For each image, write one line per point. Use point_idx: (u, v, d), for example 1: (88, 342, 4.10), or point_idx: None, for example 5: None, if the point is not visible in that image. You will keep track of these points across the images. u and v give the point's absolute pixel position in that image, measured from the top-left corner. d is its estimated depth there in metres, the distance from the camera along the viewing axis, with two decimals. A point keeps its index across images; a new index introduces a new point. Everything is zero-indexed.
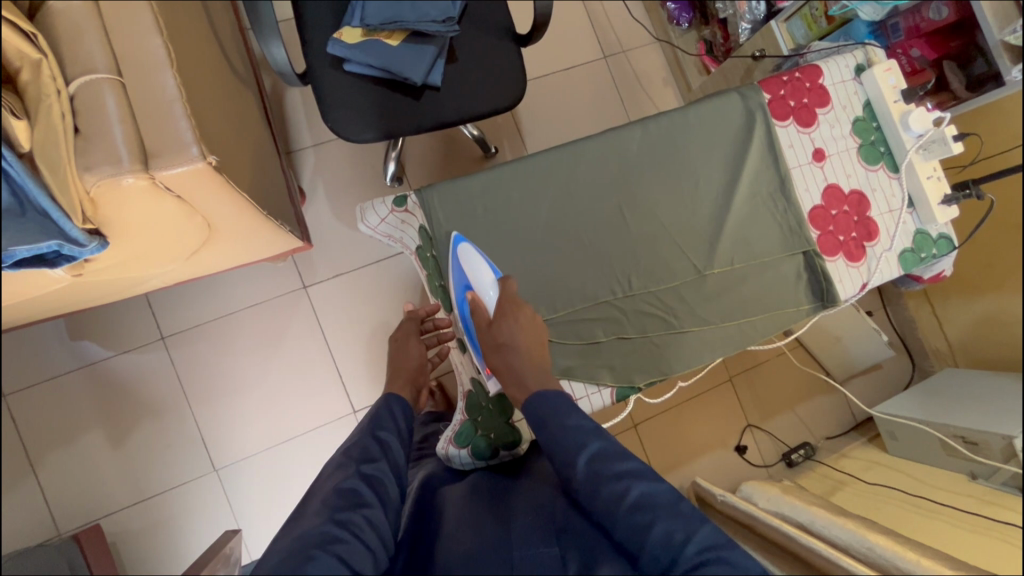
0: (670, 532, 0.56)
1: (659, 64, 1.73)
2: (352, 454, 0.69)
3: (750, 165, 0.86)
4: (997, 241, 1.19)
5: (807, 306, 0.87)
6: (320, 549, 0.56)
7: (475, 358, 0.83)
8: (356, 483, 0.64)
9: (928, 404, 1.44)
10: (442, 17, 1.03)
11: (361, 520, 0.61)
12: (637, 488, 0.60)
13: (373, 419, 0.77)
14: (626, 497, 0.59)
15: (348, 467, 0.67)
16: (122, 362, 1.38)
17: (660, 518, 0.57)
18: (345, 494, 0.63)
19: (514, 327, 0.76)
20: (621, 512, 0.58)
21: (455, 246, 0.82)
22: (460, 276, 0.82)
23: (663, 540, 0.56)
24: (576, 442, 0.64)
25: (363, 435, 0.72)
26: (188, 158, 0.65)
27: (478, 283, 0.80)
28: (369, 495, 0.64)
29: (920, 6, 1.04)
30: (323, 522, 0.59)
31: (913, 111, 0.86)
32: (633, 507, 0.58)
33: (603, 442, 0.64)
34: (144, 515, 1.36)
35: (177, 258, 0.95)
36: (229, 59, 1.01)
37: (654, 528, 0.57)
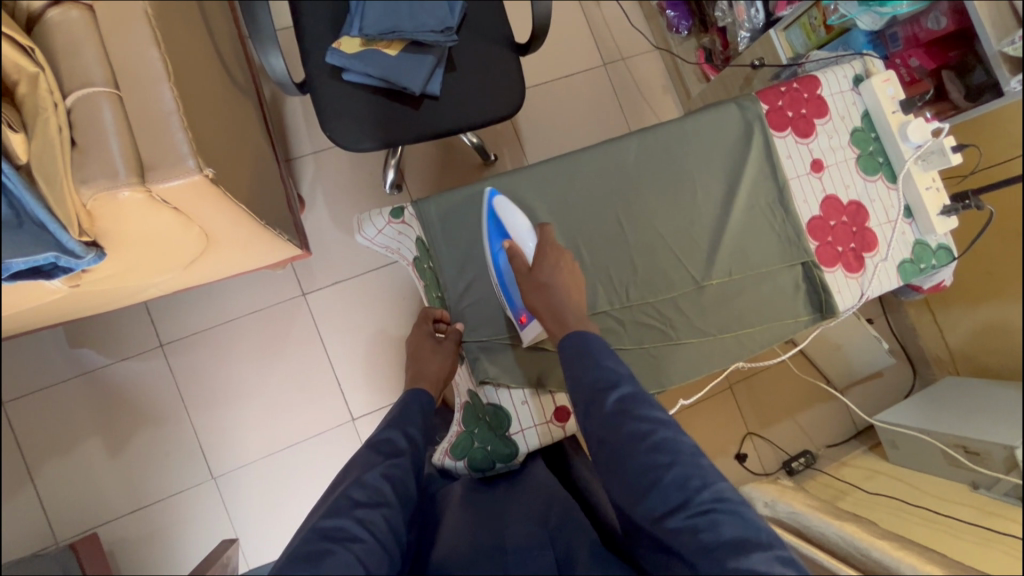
0: (687, 476, 0.57)
1: (658, 72, 1.74)
2: (379, 448, 0.68)
3: (751, 175, 0.86)
4: (999, 250, 1.19)
5: (806, 317, 0.86)
6: (336, 546, 0.56)
7: (507, 304, 0.82)
8: (379, 480, 0.64)
9: (930, 411, 1.44)
10: (440, 27, 1.02)
11: (379, 519, 0.60)
12: (661, 432, 0.61)
13: (399, 412, 0.75)
14: (648, 437, 0.60)
15: (372, 461, 0.66)
16: (121, 370, 1.38)
17: (678, 462, 0.58)
18: (367, 488, 0.62)
19: (552, 268, 0.78)
20: (639, 450, 0.60)
21: (490, 199, 0.82)
22: (493, 227, 0.82)
23: (677, 482, 0.57)
24: (611, 378, 0.66)
25: (388, 428, 0.71)
26: (184, 170, 0.65)
27: (515, 231, 0.80)
28: (389, 493, 0.63)
29: (918, 16, 1.04)
30: (343, 515, 0.59)
31: (912, 121, 0.86)
32: (653, 448, 0.59)
33: (633, 387, 0.66)
34: (142, 523, 1.36)
35: (176, 267, 0.96)
36: (229, 70, 1.02)
37: (672, 469, 0.58)
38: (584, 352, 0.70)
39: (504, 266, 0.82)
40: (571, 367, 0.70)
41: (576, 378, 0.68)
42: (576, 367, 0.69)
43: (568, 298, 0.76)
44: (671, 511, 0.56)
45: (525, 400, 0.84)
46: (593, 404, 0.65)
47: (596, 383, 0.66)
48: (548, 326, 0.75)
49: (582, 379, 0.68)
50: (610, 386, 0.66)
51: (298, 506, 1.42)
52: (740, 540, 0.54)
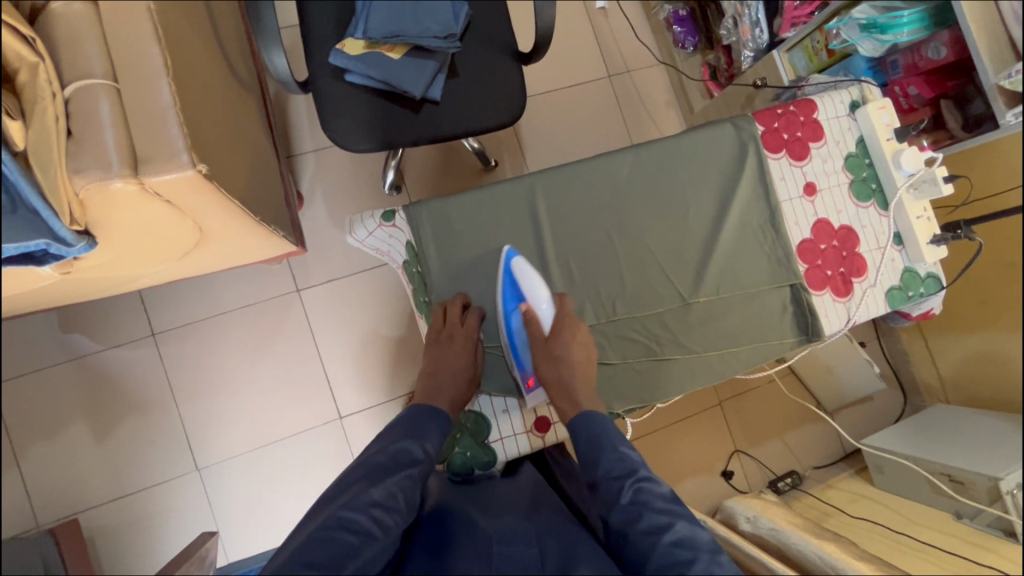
0: (711, 573, 0.60)
1: (663, 86, 1.75)
2: (402, 454, 0.72)
3: (742, 197, 0.86)
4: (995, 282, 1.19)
5: (791, 339, 0.86)
6: (350, 536, 0.62)
7: (515, 367, 0.83)
8: (398, 491, 0.68)
9: (916, 438, 1.44)
10: (444, 33, 1.03)
11: (389, 522, 0.65)
12: (680, 528, 0.65)
13: (422, 421, 0.77)
14: (668, 530, 0.64)
15: (394, 470, 0.70)
16: (112, 356, 1.38)
17: (699, 558, 0.61)
18: (387, 494, 0.67)
19: (567, 339, 0.80)
20: (660, 542, 0.63)
21: (508, 259, 0.82)
22: (507, 289, 0.83)
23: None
24: (626, 468, 0.71)
25: (414, 441, 0.74)
26: (177, 164, 0.65)
27: (531, 297, 0.82)
28: (401, 502, 0.68)
29: (919, 44, 1.05)
30: (359, 512, 0.64)
31: (906, 150, 0.86)
32: (674, 542, 0.63)
33: (651, 478, 0.70)
34: (125, 511, 1.36)
35: (170, 258, 0.96)
36: (233, 66, 1.03)
37: (694, 564, 0.61)
38: (600, 438, 0.73)
39: (516, 330, 0.85)
40: (583, 455, 0.74)
41: (592, 470, 0.72)
42: (590, 453, 0.73)
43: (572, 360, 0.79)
44: None
45: (506, 409, 0.83)
46: (613, 495, 0.69)
47: (612, 472, 0.71)
48: (558, 402, 0.78)
49: (596, 465, 0.72)
50: (626, 474, 0.70)
51: (282, 501, 1.42)
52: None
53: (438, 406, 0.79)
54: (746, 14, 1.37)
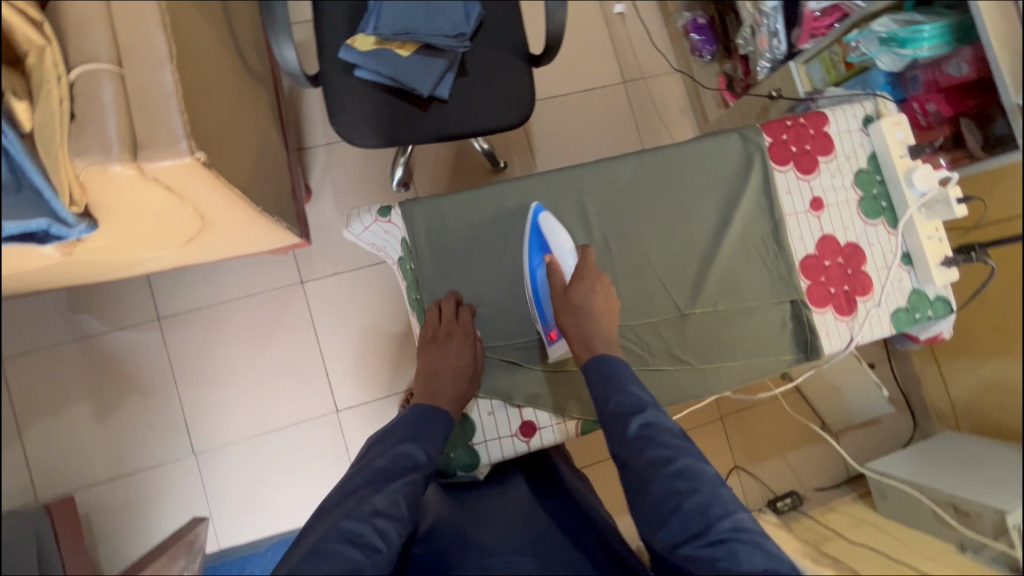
0: (709, 504, 0.62)
1: (678, 94, 1.73)
2: (400, 460, 0.71)
3: (746, 209, 0.84)
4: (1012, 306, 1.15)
5: (790, 356, 0.84)
6: (355, 549, 0.61)
7: (538, 320, 0.82)
8: (400, 498, 0.67)
9: (923, 466, 1.40)
10: (454, 32, 1.03)
11: (393, 531, 0.65)
12: (683, 460, 0.66)
13: (423, 426, 0.75)
14: (670, 464, 0.65)
15: (394, 476, 0.69)
16: (117, 338, 1.41)
17: (701, 490, 0.63)
18: (389, 503, 0.66)
19: (588, 291, 0.79)
20: (661, 475, 0.65)
21: (536, 214, 0.82)
22: (534, 239, 0.83)
23: (698, 509, 0.62)
24: (634, 403, 0.71)
25: (412, 444, 0.72)
26: (176, 151, 0.66)
27: (557, 247, 0.82)
28: (405, 509, 0.67)
29: (940, 60, 1.02)
30: (364, 523, 0.63)
31: (919, 168, 0.84)
32: (676, 475, 0.64)
33: (657, 412, 0.71)
34: (122, 491, 1.38)
35: (174, 244, 0.98)
36: (245, 58, 1.04)
37: (695, 495, 0.63)
38: (610, 377, 0.73)
39: (539, 280, 0.83)
40: (595, 391, 0.75)
41: (600, 404, 0.73)
42: (601, 390, 0.74)
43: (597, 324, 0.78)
44: (689, 538, 0.61)
45: (492, 411, 0.82)
46: (619, 428, 0.70)
47: (620, 408, 0.71)
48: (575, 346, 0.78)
49: (605, 403, 0.73)
50: (634, 410, 0.70)
51: (275, 491, 1.43)
52: (763, 570, 0.58)
53: (438, 405, 0.78)
54: (764, 23, 1.33)
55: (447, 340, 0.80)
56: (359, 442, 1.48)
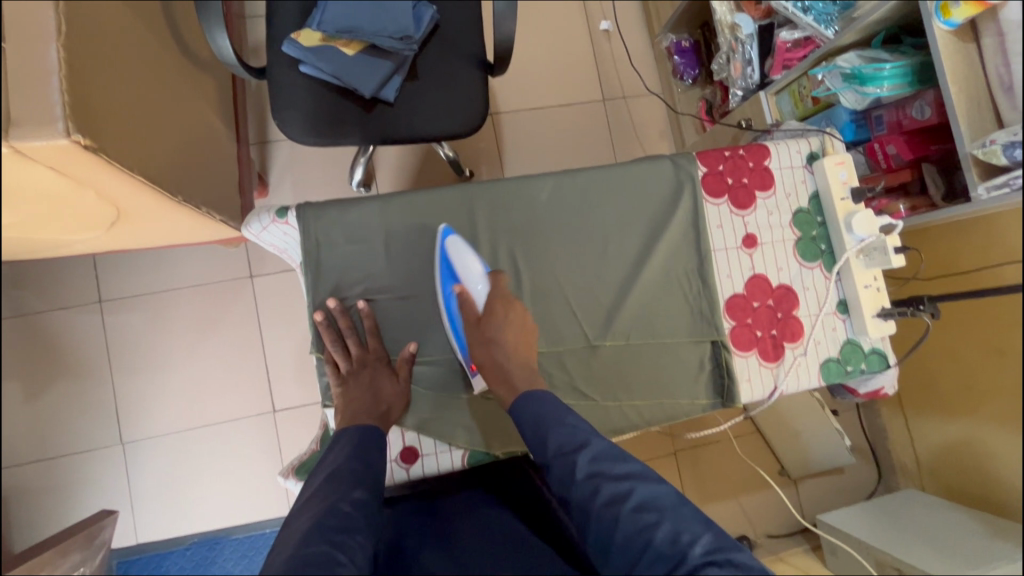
0: (677, 532, 0.54)
1: (658, 116, 1.69)
2: (335, 476, 0.64)
3: (670, 240, 0.81)
4: (1002, 374, 1.08)
5: (705, 402, 0.80)
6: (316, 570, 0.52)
7: (458, 351, 0.76)
8: (350, 509, 0.60)
9: (877, 523, 1.33)
10: (400, 34, 1.00)
11: (354, 543, 0.57)
12: (640, 489, 0.58)
13: (360, 437, 0.69)
14: (628, 497, 0.57)
15: (339, 490, 0.62)
16: (56, 318, 1.39)
17: (665, 517, 0.55)
18: (338, 515, 0.59)
19: (502, 323, 0.74)
20: (622, 512, 0.56)
21: (442, 238, 0.77)
22: (444, 270, 0.77)
23: (667, 540, 0.54)
24: (576, 440, 0.63)
25: (349, 457, 0.66)
26: (51, 132, 0.63)
27: (466, 274, 0.76)
28: (360, 519, 0.60)
29: (905, 102, 0.98)
30: (320, 542, 0.55)
31: (858, 212, 0.79)
32: (636, 508, 0.56)
33: (604, 443, 0.63)
34: (44, 474, 1.35)
35: (95, 228, 0.95)
36: (187, 45, 1.01)
37: (660, 527, 0.55)
38: (546, 416, 0.66)
39: (453, 310, 0.77)
40: (532, 436, 0.66)
41: (540, 450, 0.65)
42: (538, 433, 0.66)
43: (512, 356, 0.73)
44: None
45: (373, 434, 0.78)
46: (567, 472, 0.62)
47: (562, 448, 0.63)
48: (496, 389, 0.72)
49: (545, 444, 0.64)
50: (576, 448, 0.63)
51: (201, 487, 1.39)
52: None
53: (368, 425, 0.71)
54: (738, 51, 1.29)
55: (360, 369, 0.76)
56: (293, 444, 1.43)
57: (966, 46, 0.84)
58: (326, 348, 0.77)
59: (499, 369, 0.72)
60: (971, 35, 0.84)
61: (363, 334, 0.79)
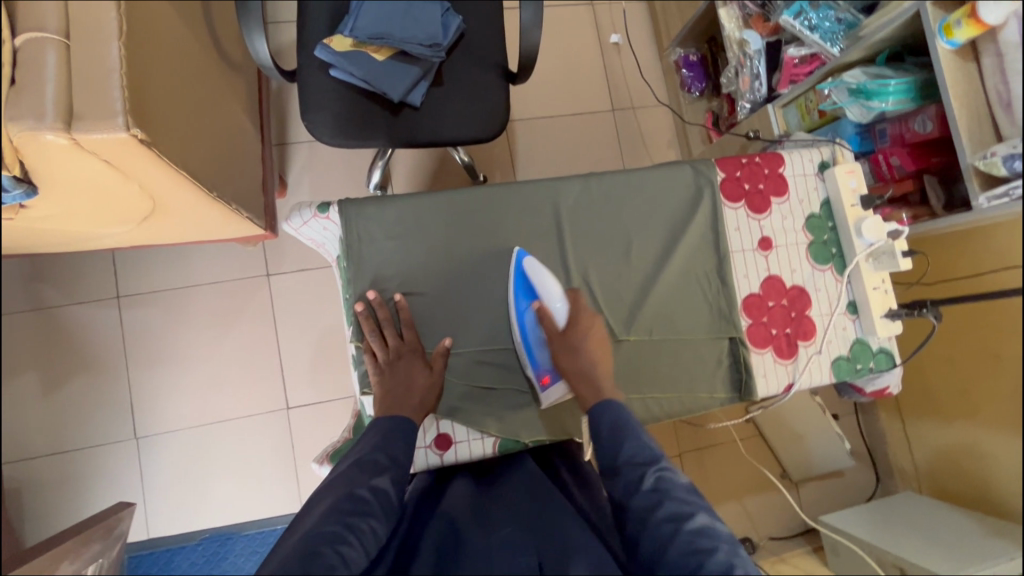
0: (731, 564, 0.56)
1: (666, 127, 1.74)
2: (363, 466, 0.67)
3: (691, 241, 0.85)
4: (998, 379, 1.14)
5: (723, 396, 0.83)
6: (325, 549, 0.56)
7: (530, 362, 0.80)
8: (369, 495, 0.63)
9: (878, 523, 1.36)
10: (429, 42, 1.05)
11: (366, 527, 0.60)
12: (701, 517, 0.60)
13: (388, 426, 0.72)
14: (688, 520, 0.59)
15: (361, 478, 0.65)
16: (74, 312, 1.40)
17: (720, 548, 0.57)
18: (356, 500, 0.62)
19: (587, 333, 0.78)
20: (682, 531, 0.58)
21: (518, 259, 0.81)
22: (521, 288, 0.80)
23: (720, 567, 0.55)
24: (648, 455, 0.66)
25: (374, 447, 0.69)
26: (111, 125, 0.66)
27: (545, 294, 0.79)
28: (376, 505, 0.63)
29: (907, 116, 1.03)
30: (334, 521, 0.59)
31: (868, 218, 0.84)
32: (695, 531, 0.58)
33: (675, 469, 0.65)
34: (57, 468, 1.35)
35: (127, 222, 0.98)
36: (222, 47, 1.04)
37: (715, 554, 0.56)
38: (622, 425, 0.69)
39: (528, 325, 0.80)
40: (605, 438, 0.69)
41: (610, 454, 0.68)
42: (613, 440, 0.68)
43: (596, 364, 0.76)
44: None
45: None
46: (632, 479, 0.64)
47: (633, 458, 0.66)
48: (580, 389, 0.75)
49: (617, 453, 0.67)
50: (647, 463, 0.65)
51: (213, 482, 1.40)
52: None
53: (401, 415, 0.73)
54: (747, 65, 1.34)
55: (396, 360, 0.78)
56: (306, 441, 1.45)
57: (967, 65, 0.89)
58: (364, 337, 0.80)
59: (585, 372, 0.75)
60: (972, 55, 0.90)
61: (399, 325, 0.81)
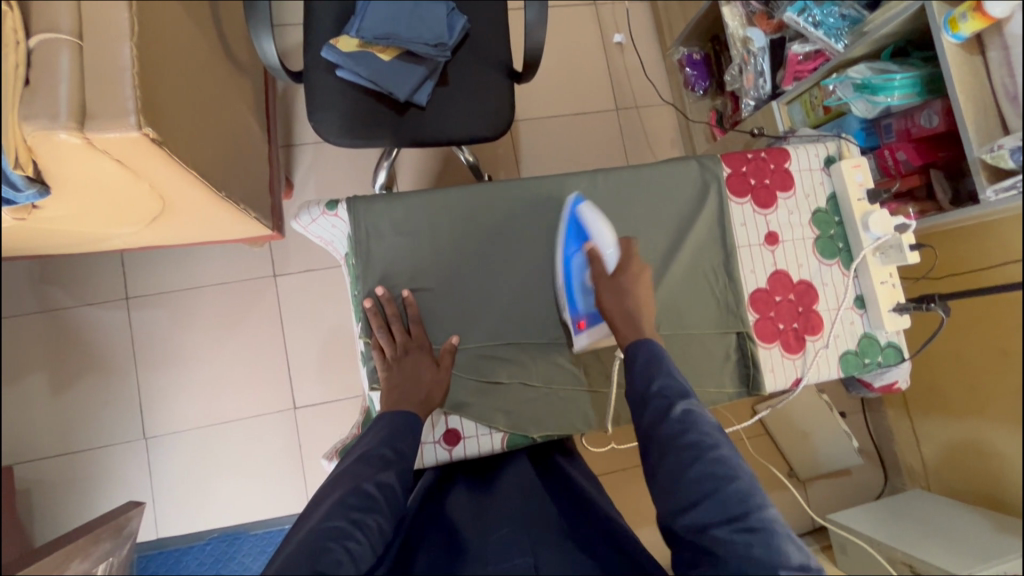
0: (747, 491, 0.59)
1: (670, 125, 1.75)
2: (369, 459, 0.66)
3: (698, 236, 0.85)
4: (1005, 376, 1.13)
5: (731, 391, 0.84)
6: (333, 545, 0.56)
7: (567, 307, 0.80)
8: (374, 489, 0.63)
9: (886, 520, 1.36)
10: (435, 41, 1.05)
11: (372, 522, 0.60)
12: (722, 449, 0.62)
13: (394, 423, 0.71)
14: (712, 448, 0.62)
15: (366, 472, 0.65)
16: (83, 314, 1.41)
17: (738, 478, 0.60)
18: (362, 495, 0.62)
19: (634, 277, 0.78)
20: (705, 457, 0.61)
21: (575, 205, 0.82)
22: (574, 231, 0.82)
23: (738, 494, 0.59)
24: (678, 390, 0.67)
25: (380, 441, 0.69)
26: (123, 124, 0.67)
27: (598, 239, 0.80)
28: (383, 501, 0.62)
29: (913, 111, 1.03)
30: (339, 517, 0.59)
31: (875, 212, 0.84)
32: (717, 459, 0.61)
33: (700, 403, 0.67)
34: (67, 468, 1.36)
35: (136, 222, 0.99)
36: (230, 48, 1.05)
37: (733, 481, 0.59)
38: (658, 359, 0.70)
39: (576, 269, 0.81)
40: (640, 370, 0.70)
41: (641, 385, 0.69)
42: (646, 373, 0.70)
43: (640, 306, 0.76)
44: (725, 521, 0.58)
45: None
46: (661, 406, 0.66)
47: (663, 392, 0.67)
48: (621, 328, 0.75)
49: (650, 382, 0.69)
50: (678, 396, 0.67)
51: (221, 482, 1.41)
52: (792, 562, 0.56)
53: (407, 411, 0.73)
54: (750, 63, 1.35)
55: (404, 356, 0.78)
56: (313, 441, 1.45)
57: (973, 58, 0.89)
58: (372, 333, 0.80)
59: (627, 313, 0.75)
60: (978, 48, 0.89)
61: (407, 322, 0.81)
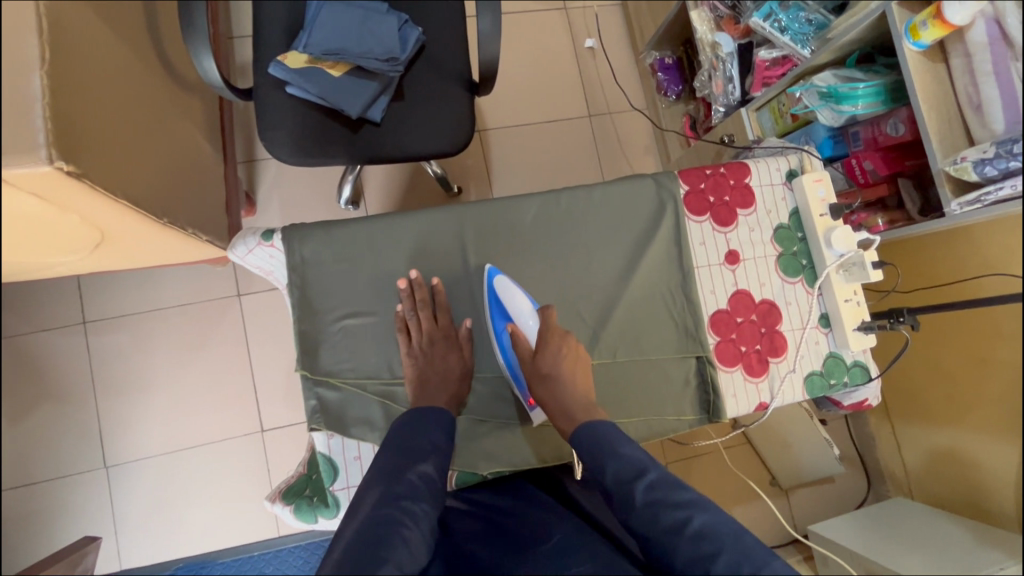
0: (737, 561, 0.57)
1: (644, 131, 1.72)
2: (404, 453, 0.68)
3: (654, 257, 0.83)
4: (983, 385, 1.11)
5: (691, 417, 0.82)
6: (388, 531, 0.58)
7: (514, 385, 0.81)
8: (417, 479, 0.65)
9: (867, 531, 1.33)
10: (385, 56, 1.02)
11: (419, 509, 0.62)
12: (699, 517, 0.60)
13: (426, 415, 0.74)
14: (687, 525, 0.60)
15: (409, 460, 0.67)
16: (38, 340, 1.37)
17: (724, 549, 0.58)
18: (405, 484, 0.64)
19: (558, 353, 0.77)
20: (682, 540, 0.59)
21: (489, 278, 0.81)
22: (495, 309, 0.81)
23: (730, 568, 0.56)
24: (635, 467, 0.65)
25: (413, 434, 0.71)
26: (32, 159, 0.63)
27: (518, 315, 0.79)
28: (425, 491, 0.65)
29: (879, 119, 1.00)
30: (388, 505, 0.61)
31: (838, 228, 0.81)
32: (695, 536, 0.59)
33: (660, 471, 0.65)
34: (24, 501, 1.32)
35: (80, 249, 0.89)
36: (173, 66, 1.02)
37: (720, 557, 0.57)
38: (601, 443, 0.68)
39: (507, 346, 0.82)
40: (588, 460, 0.68)
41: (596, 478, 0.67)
42: (593, 462, 0.68)
43: (573, 387, 0.75)
44: None
45: (359, 455, 0.80)
46: (624, 497, 0.64)
47: (618, 477, 0.65)
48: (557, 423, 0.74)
49: (602, 473, 0.66)
50: (635, 475, 0.64)
51: (186, 510, 1.37)
52: None
53: (439, 406, 0.76)
54: (720, 68, 1.31)
55: (433, 346, 0.80)
56: (281, 464, 1.42)
57: (936, 66, 0.86)
58: (400, 314, 0.80)
59: (558, 403, 0.74)
60: (941, 55, 0.87)
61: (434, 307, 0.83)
